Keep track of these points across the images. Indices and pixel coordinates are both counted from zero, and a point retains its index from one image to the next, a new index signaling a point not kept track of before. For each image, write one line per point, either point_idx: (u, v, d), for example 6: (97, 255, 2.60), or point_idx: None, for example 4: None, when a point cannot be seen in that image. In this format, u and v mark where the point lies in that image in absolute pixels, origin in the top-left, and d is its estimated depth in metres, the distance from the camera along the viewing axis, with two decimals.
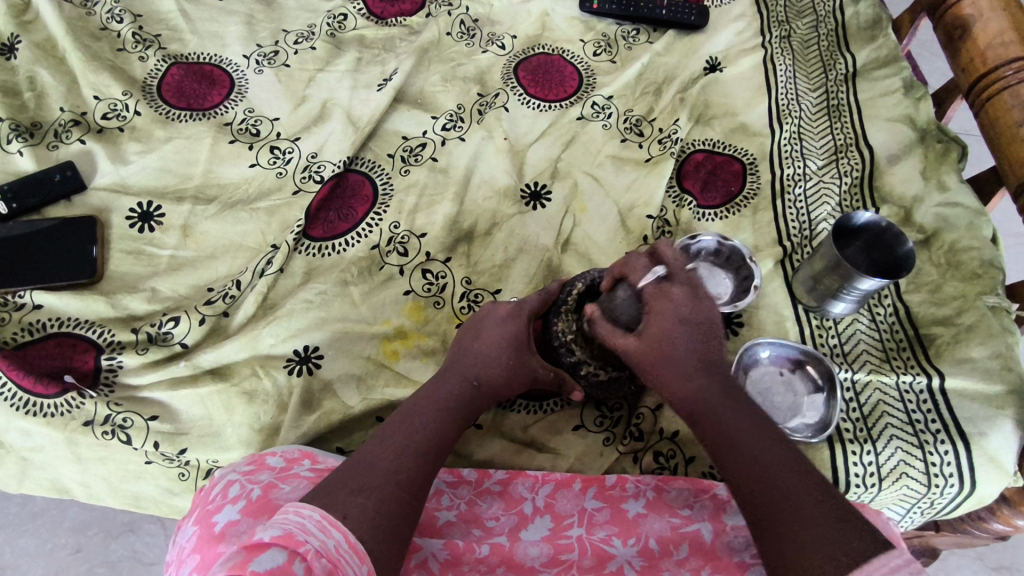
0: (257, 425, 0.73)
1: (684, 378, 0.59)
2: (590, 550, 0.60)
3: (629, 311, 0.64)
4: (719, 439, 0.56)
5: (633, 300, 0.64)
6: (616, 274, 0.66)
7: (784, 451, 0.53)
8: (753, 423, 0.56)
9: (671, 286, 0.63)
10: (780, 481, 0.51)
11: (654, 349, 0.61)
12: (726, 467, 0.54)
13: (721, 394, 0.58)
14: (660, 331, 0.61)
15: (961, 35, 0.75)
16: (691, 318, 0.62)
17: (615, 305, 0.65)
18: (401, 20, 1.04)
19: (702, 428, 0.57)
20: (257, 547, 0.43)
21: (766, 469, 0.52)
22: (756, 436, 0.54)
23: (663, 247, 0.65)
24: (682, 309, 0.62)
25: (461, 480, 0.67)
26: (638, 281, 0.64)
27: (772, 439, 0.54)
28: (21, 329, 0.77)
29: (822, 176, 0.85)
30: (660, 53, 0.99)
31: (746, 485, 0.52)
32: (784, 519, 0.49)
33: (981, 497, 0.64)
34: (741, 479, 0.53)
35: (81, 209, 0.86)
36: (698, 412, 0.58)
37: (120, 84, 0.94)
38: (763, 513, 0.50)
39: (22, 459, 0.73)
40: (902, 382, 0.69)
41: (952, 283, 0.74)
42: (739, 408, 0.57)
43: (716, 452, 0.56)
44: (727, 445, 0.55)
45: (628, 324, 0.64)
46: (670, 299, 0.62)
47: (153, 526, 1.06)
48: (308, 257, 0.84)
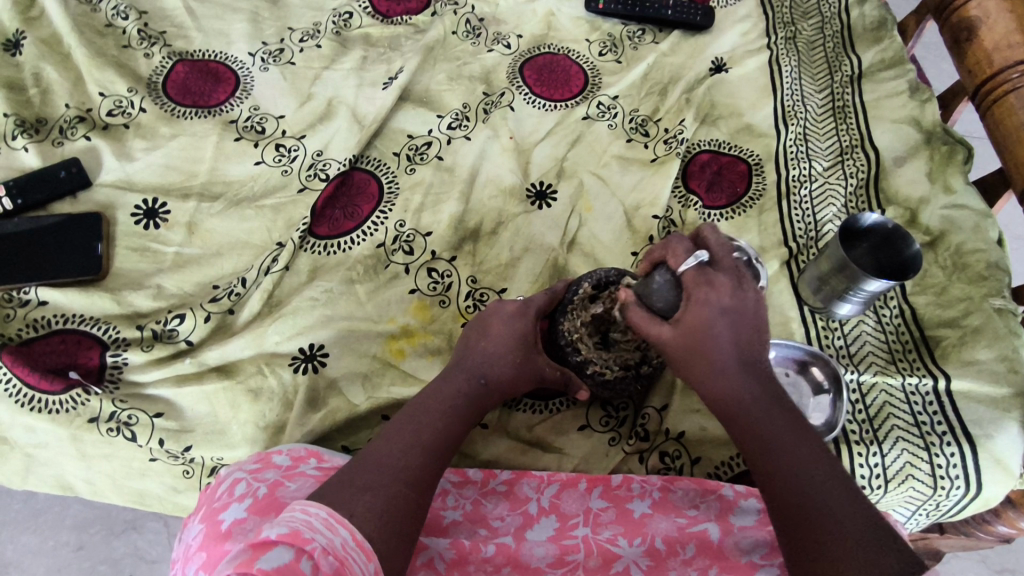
0: (262, 422, 0.72)
1: (722, 373, 0.58)
2: (595, 550, 0.60)
3: (666, 298, 0.61)
4: (757, 439, 0.56)
5: (670, 286, 0.61)
6: (657, 258, 0.64)
7: (823, 460, 0.53)
8: (791, 428, 0.55)
9: (712, 275, 0.59)
10: (819, 492, 0.51)
11: (690, 341, 0.59)
12: (761, 469, 0.55)
13: (759, 396, 0.57)
14: (698, 319, 0.58)
15: (968, 37, 0.75)
16: (733, 309, 0.58)
17: (651, 292, 0.62)
18: (406, 19, 1.04)
19: (736, 425, 0.57)
20: (263, 545, 0.42)
21: (803, 479, 0.52)
22: (797, 443, 0.54)
23: (710, 231, 0.62)
24: (724, 297, 0.58)
25: (466, 479, 0.67)
26: (677, 265, 0.61)
27: (811, 445, 0.54)
28: (26, 325, 0.77)
29: (828, 177, 0.85)
30: (666, 53, 0.99)
31: (782, 491, 0.52)
32: (818, 530, 0.49)
33: (987, 498, 0.64)
34: (777, 483, 0.53)
35: (87, 206, 0.86)
36: (733, 411, 0.57)
37: (126, 80, 0.94)
38: (795, 521, 0.51)
39: (26, 456, 0.73)
40: (908, 384, 0.69)
41: (957, 285, 0.74)
42: (777, 410, 0.56)
43: (752, 455, 0.56)
44: (763, 447, 0.55)
45: (664, 311, 0.61)
46: (713, 287, 0.58)
47: (156, 524, 1.06)
48: (313, 255, 0.84)
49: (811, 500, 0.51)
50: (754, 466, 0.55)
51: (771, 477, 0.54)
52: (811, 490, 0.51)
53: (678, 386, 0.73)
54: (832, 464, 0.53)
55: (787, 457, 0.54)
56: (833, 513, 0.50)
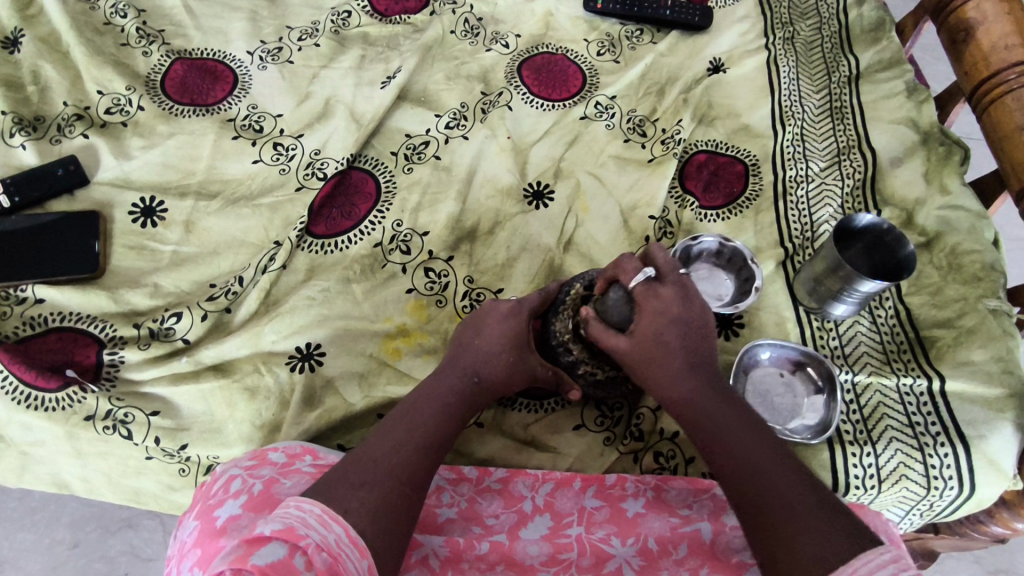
0: (258, 421, 0.72)
1: (678, 379, 0.59)
2: (589, 549, 0.60)
3: (619, 312, 0.64)
4: (713, 441, 0.56)
5: (623, 300, 0.63)
6: (608, 275, 0.65)
7: (775, 451, 0.54)
8: (746, 425, 0.56)
9: (659, 285, 0.63)
10: (774, 482, 0.51)
11: (644, 351, 0.61)
12: (718, 464, 0.55)
13: (712, 399, 0.58)
14: (649, 331, 0.61)
15: (965, 38, 0.75)
16: (682, 317, 0.61)
17: (605, 307, 0.65)
18: (405, 18, 1.04)
19: (694, 430, 0.58)
20: (257, 541, 0.43)
21: (756, 466, 0.52)
22: (749, 436, 0.55)
23: (656, 249, 0.65)
24: (672, 308, 0.61)
25: (462, 477, 0.68)
26: (629, 281, 0.63)
27: (765, 440, 0.54)
28: (23, 324, 0.77)
29: (824, 178, 0.85)
30: (664, 53, 0.99)
31: (737, 483, 0.53)
32: (772, 515, 0.49)
33: (981, 499, 0.64)
34: (735, 479, 0.53)
35: (85, 204, 0.86)
36: (691, 416, 0.58)
37: (124, 79, 0.94)
38: (751, 510, 0.51)
39: (23, 454, 0.73)
40: (902, 384, 0.69)
41: (953, 286, 0.74)
42: (728, 407, 0.57)
43: (707, 452, 0.56)
44: (719, 446, 0.55)
45: (618, 324, 0.64)
46: (661, 298, 0.62)
47: (152, 522, 1.06)
48: (310, 254, 0.84)
49: (762, 486, 0.51)
50: (710, 463, 0.56)
51: (730, 474, 0.53)
52: (762, 476, 0.52)
53: None
54: (782, 452, 0.54)
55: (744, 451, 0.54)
56: (790, 501, 0.50)
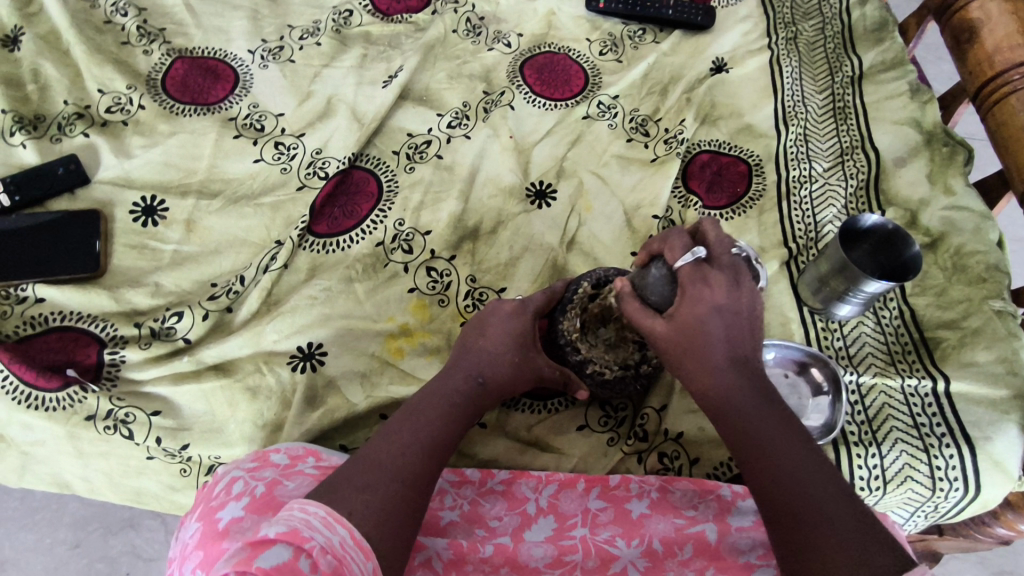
0: (260, 421, 0.72)
1: (714, 370, 0.57)
2: (593, 550, 0.60)
3: (659, 292, 0.61)
4: (747, 441, 0.55)
5: (666, 280, 0.60)
6: (653, 249, 0.63)
7: (809, 458, 0.53)
8: (781, 427, 0.55)
9: (708, 269, 0.58)
10: (808, 493, 0.51)
11: (683, 337, 0.58)
12: (748, 466, 0.55)
13: (749, 394, 0.56)
14: (690, 317, 0.58)
15: (969, 39, 0.75)
16: (726, 304, 0.58)
17: (647, 285, 0.62)
18: (407, 17, 1.04)
19: (725, 423, 0.57)
20: (262, 544, 0.43)
21: (788, 474, 0.52)
22: (782, 439, 0.54)
23: (709, 225, 0.61)
24: (718, 296, 0.57)
25: (464, 479, 0.67)
26: (675, 260, 0.60)
27: (801, 445, 0.54)
28: (24, 322, 0.77)
29: (828, 178, 0.85)
30: (667, 53, 0.99)
31: (769, 489, 0.53)
32: (805, 523, 0.50)
33: (986, 500, 0.64)
34: (768, 484, 0.53)
35: (85, 203, 0.86)
36: (723, 409, 0.57)
37: (125, 77, 0.93)
38: (781, 518, 0.51)
39: (23, 454, 0.73)
40: (907, 385, 0.69)
41: (957, 286, 0.74)
42: (762, 404, 0.56)
43: (739, 452, 0.56)
44: (753, 447, 0.54)
45: (658, 304, 0.61)
46: (707, 283, 0.58)
47: (153, 522, 1.05)
48: (312, 253, 0.84)
49: (794, 496, 0.51)
50: (740, 463, 0.55)
51: (762, 477, 0.53)
52: (795, 486, 0.51)
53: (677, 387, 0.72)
54: (816, 457, 0.53)
55: (779, 456, 0.53)
56: (823, 514, 0.50)
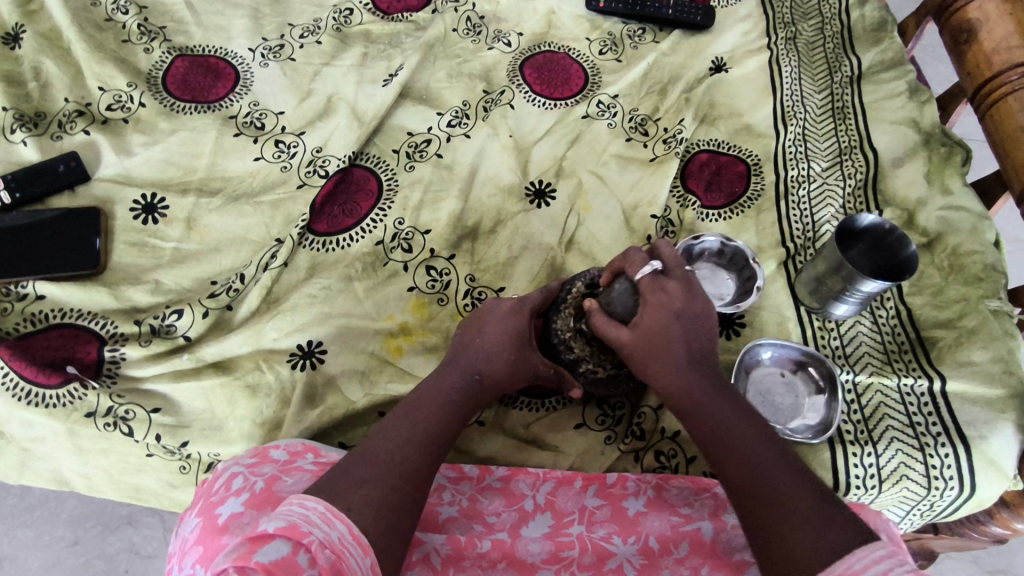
0: (259, 419, 0.72)
1: (678, 374, 0.59)
2: (590, 547, 0.60)
3: (622, 303, 0.63)
4: (713, 440, 0.56)
5: (629, 292, 0.63)
6: (614, 267, 0.66)
7: (774, 451, 0.53)
8: (746, 424, 0.56)
9: (663, 278, 0.62)
10: (775, 484, 0.51)
11: (648, 344, 0.60)
12: (716, 465, 0.55)
13: (713, 395, 0.58)
14: (653, 323, 0.60)
15: (967, 39, 0.75)
16: (684, 311, 0.60)
17: (611, 299, 0.64)
18: (407, 15, 1.04)
19: (693, 426, 0.58)
20: (261, 539, 0.43)
21: (754, 466, 0.52)
22: (747, 434, 0.55)
23: (663, 242, 0.65)
24: (676, 303, 0.61)
25: (462, 475, 0.68)
26: (634, 273, 0.63)
27: (764, 441, 0.54)
28: (24, 319, 0.77)
29: (826, 178, 0.85)
30: (666, 53, 0.99)
31: (735, 483, 0.53)
32: (775, 515, 0.49)
33: (981, 499, 0.64)
34: (736, 478, 0.53)
35: (85, 200, 0.86)
36: (691, 412, 0.58)
37: (125, 75, 0.94)
38: (749, 510, 0.51)
39: (23, 450, 0.73)
40: (903, 384, 0.70)
41: (954, 286, 0.74)
42: (727, 402, 0.57)
43: (707, 452, 0.56)
44: (719, 445, 0.55)
45: (621, 316, 0.63)
46: (665, 292, 0.61)
47: (152, 519, 1.06)
48: (312, 252, 0.84)
49: (759, 485, 0.51)
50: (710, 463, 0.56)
51: (731, 472, 0.53)
52: (760, 475, 0.52)
53: None
54: (781, 451, 0.54)
55: (745, 450, 0.54)
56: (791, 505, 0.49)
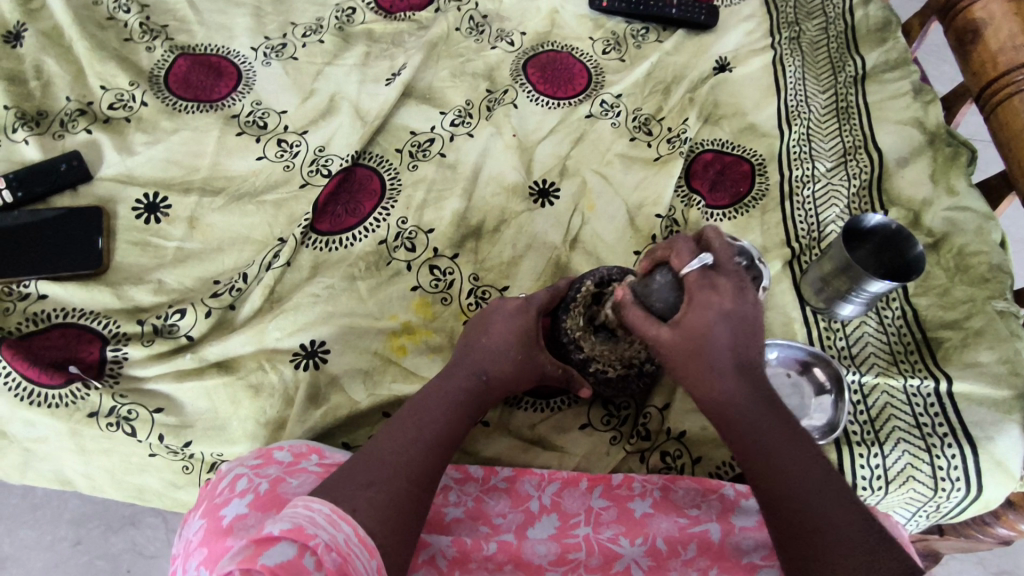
0: (262, 419, 0.72)
1: (721, 378, 0.57)
2: (597, 548, 0.60)
3: (665, 298, 0.61)
4: (754, 449, 0.55)
5: (670, 287, 0.61)
6: (658, 257, 0.63)
7: (818, 468, 0.53)
8: (789, 436, 0.55)
9: (715, 275, 0.59)
10: (818, 506, 0.51)
11: (690, 344, 0.58)
12: (756, 475, 0.54)
13: (756, 403, 0.56)
14: (697, 324, 0.58)
15: (973, 39, 0.75)
16: (733, 312, 0.57)
17: (650, 292, 0.62)
18: (410, 14, 1.04)
19: (730, 431, 0.57)
20: (266, 541, 0.43)
21: (799, 484, 0.52)
22: (791, 449, 0.54)
23: (713, 233, 0.61)
24: (726, 303, 0.57)
25: (468, 476, 0.67)
26: (680, 267, 0.60)
27: (809, 458, 0.54)
28: (26, 319, 0.77)
29: (831, 177, 0.85)
30: (670, 52, 0.99)
31: (777, 498, 0.53)
32: (816, 539, 0.50)
33: (987, 500, 0.64)
34: (775, 494, 0.53)
35: (87, 199, 0.86)
36: (729, 418, 0.57)
37: (127, 74, 0.93)
38: (790, 528, 0.51)
39: (25, 450, 0.73)
40: (910, 385, 0.69)
41: (960, 287, 0.74)
42: (770, 413, 0.56)
43: (746, 460, 0.55)
44: (760, 456, 0.54)
45: (664, 311, 0.61)
46: (716, 290, 0.58)
47: (154, 519, 1.05)
48: (315, 251, 0.84)
49: (804, 507, 0.51)
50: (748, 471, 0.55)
51: (769, 488, 0.53)
52: (805, 496, 0.52)
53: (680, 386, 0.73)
54: (824, 468, 0.53)
55: (787, 467, 0.53)
56: (834, 530, 0.50)
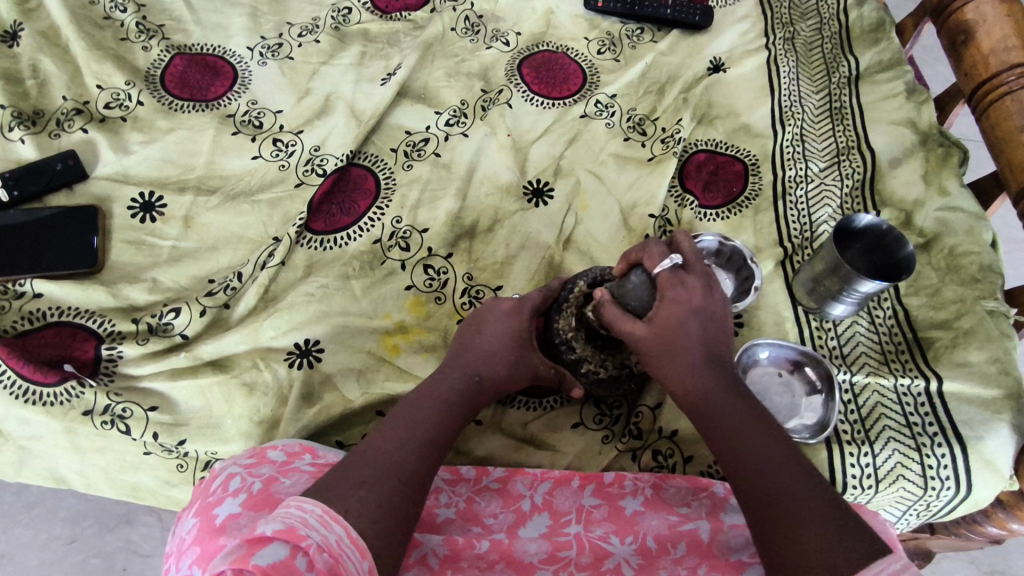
0: (256, 417, 0.72)
1: (692, 370, 0.59)
2: (588, 546, 0.60)
3: (640, 297, 0.64)
4: (723, 436, 0.56)
5: (645, 286, 0.64)
6: (632, 258, 0.67)
7: (784, 450, 0.54)
8: (756, 421, 0.56)
9: (685, 273, 0.62)
10: (783, 482, 0.51)
11: (664, 337, 0.61)
12: (726, 462, 0.55)
13: (725, 392, 0.58)
14: (670, 317, 0.60)
15: (965, 40, 0.75)
16: (701, 307, 0.61)
17: (627, 292, 0.65)
18: (406, 14, 1.04)
19: (703, 422, 0.58)
20: (259, 541, 0.43)
21: (764, 465, 0.53)
22: (758, 434, 0.55)
23: (683, 237, 0.65)
24: (695, 299, 0.61)
25: (459, 477, 0.68)
26: (653, 267, 0.63)
27: (774, 439, 0.55)
28: (21, 317, 0.77)
29: (824, 178, 0.85)
30: (664, 52, 0.99)
31: (745, 479, 0.53)
32: (782, 514, 0.50)
33: (976, 499, 0.64)
34: (744, 476, 0.53)
35: (83, 199, 0.86)
36: (701, 408, 0.58)
37: (124, 74, 0.94)
38: (757, 504, 0.51)
39: (20, 448, 0.73)
40: (900, 385, 0.70)
41: (951, 287, 0.75)
42: (737, 400, 0.57)
43: (717, 449, 0.56)
44: (728, 441, 0.55)
45: (639, 309, 0.64)
46: (685, 287, 0.61)
47: (150, 518, 1.06)
48: (309, 251, 0.84)
49: (769, 485, 0.51)
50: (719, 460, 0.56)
51: (738, 470, 0.54)
52: (770, 475, 0.52)
53: None
54: (790, 451, 0.54)
55: (754, 449, 0.54)
56: (798, 504, 0.50)
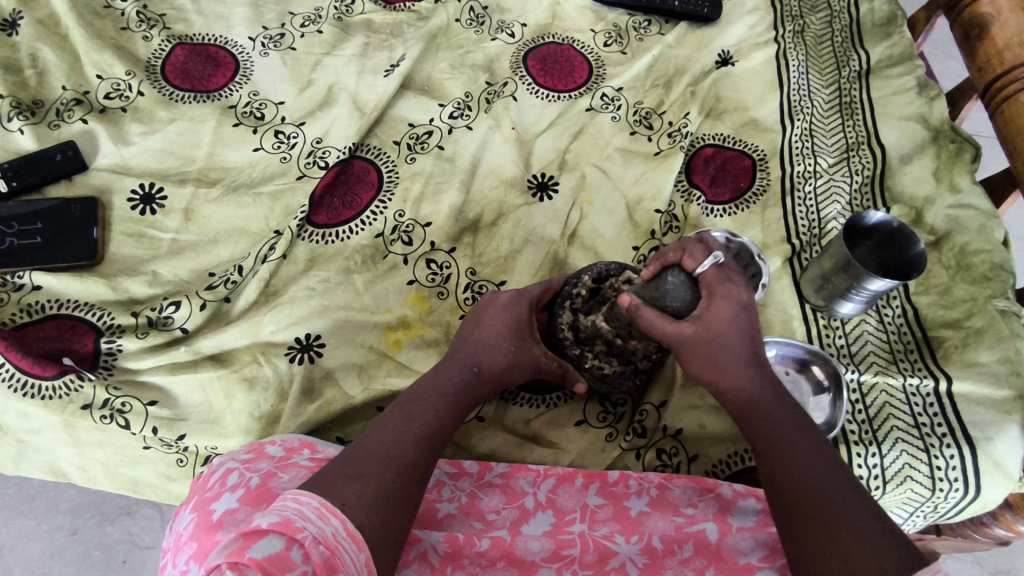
0: (256, 412, 0.72)
1: (738, 369, 0.57)
2: (591, 545, 0.59)
3: (681, 298, 0.60)
4: (768, 438, 0.55)
5: (685, 286, 0.61)
6: (669, 258, 0.62)
7: (835, 464, 0.53)
8: (801, 428, 0.55)
9: (728, 271, 0.60)
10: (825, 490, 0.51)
11: (707, 338, 0.58)
12: (769, 463, 0.54)
13: (770, 394, 0.57)
14: (718, 317, 0.58)
15: (980, 34, 0.73)
16: (749, 305, 0.59)
17: (665, 292, 0.61)
18: (409, 5, 1.03)
19: (749, 422, 0.57)
20: (254, 534, 0.42)
21: (813, 473, 0.52)
22: (806, 440, 0.54)
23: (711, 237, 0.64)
24: (743, 295, 0.59)
25: (462, 472, 0.67)
26: (694, 267, 0.61)
27: (819, 444, 0.54)
28: (19, 310, 0.76)
29: (833, 173, 0.84)
30: (673, 44, 0.98)
31: (788, 484, 0.52)
32: (826, 523, 0.49)
33: (985, 502, 0.63)
34: (785, 478, 0.52)
35: (82, 189, 0.85)
36: (745, 409, 0.57)
37: (123, 63, 0.92)
38: (798, 510, 0.51)
39: (19, 442, 0.73)
40: (909, 384, 0.69)
41: (962, 285, 0.73)
42: (789, 410, 0.56)
43: (761, 451, 0.55)
44: (772, 443, 0.55)
45: (679, 310, 0.60)
46: (733, 284, 0.60)
47: (151, 510, 1.06)
48: (311, 244, 0.83)
49: (815, 496, 0.50)
50: (761, 465, 0.55)
51: (779, 474, 0.53)
52: (818, 488, 0.51)
53: (677, 383, 0.73)
54: (837, 460, 0.53)
55: (798, 453, 0.53)
56: (842, 515, 0.49)
